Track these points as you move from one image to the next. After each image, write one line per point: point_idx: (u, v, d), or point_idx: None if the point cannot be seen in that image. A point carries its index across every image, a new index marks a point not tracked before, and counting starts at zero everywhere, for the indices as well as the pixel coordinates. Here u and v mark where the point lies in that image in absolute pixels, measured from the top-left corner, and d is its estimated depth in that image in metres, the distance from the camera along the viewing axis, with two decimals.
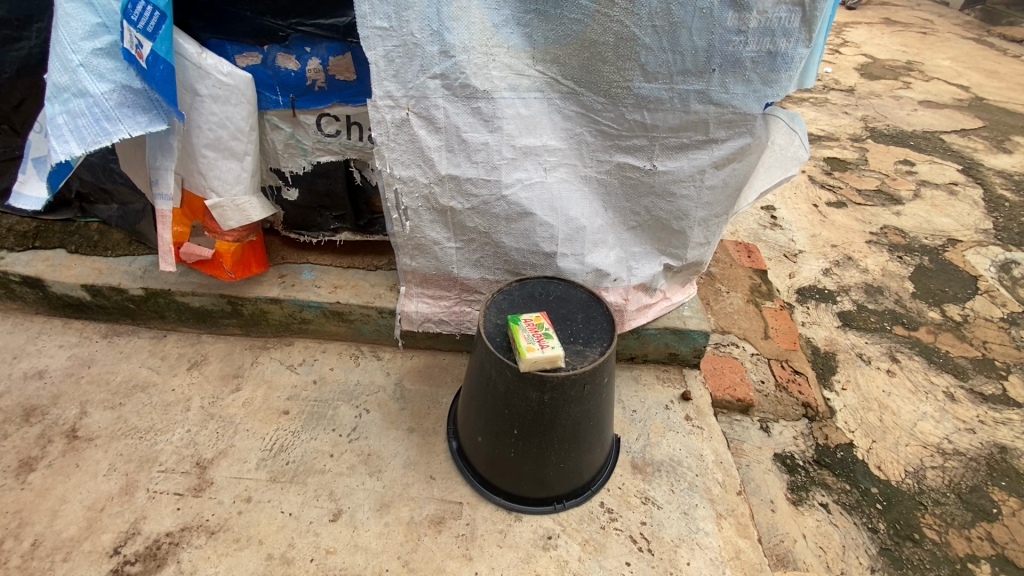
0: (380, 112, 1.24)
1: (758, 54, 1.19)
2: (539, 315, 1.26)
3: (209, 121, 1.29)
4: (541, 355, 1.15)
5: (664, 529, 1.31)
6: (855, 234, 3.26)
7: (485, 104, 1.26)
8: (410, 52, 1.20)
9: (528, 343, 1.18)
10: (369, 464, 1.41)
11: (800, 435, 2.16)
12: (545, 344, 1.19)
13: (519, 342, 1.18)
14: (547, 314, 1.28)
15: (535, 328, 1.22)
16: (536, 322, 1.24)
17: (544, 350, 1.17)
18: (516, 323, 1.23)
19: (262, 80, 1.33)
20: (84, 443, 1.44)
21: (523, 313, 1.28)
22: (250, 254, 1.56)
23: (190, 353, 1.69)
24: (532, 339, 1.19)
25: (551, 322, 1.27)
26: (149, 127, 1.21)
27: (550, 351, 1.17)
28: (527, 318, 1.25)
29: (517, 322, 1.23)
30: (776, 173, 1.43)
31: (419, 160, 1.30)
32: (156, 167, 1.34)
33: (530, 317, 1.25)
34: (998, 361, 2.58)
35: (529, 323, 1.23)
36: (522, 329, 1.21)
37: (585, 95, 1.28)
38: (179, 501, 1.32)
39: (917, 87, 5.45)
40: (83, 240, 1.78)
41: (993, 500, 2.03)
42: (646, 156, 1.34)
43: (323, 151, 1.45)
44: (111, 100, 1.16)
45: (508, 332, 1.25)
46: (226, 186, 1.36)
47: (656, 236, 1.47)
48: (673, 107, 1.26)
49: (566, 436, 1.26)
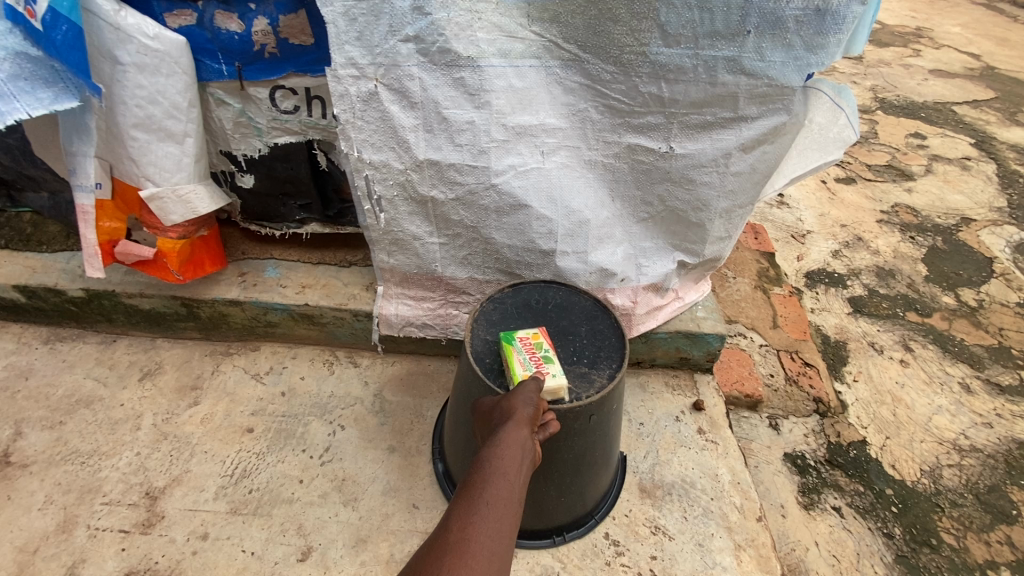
0: (343, 83, 1.03)
1: (803, 11, 0.98)
2: (537, 333, 1.07)
3: (136, 96, 1.07)
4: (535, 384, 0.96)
5: (677, 564, 1.16)
6: (866, 213, 3.07)
7: (471, 74, 1.04)
8: (376, 9, 0.98)
9: (525, 370, 1.00)
10: (344, 491, 1.25)
11: (811, 432, 2.02)
12: (542, 370, 1.00)
13: (514, 370, 1.00)
14: (546, 330, 1.09)
15: (532, 348, 1.04)
16: (533, 341, 1.05)
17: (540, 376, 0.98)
18: (510, 342, 1.04)
19: (199, 44, 1.10)
20: (18, 471, 1.27)
21: (518, 327, 1.09)
22: (202, 252, 1.35)
23: (143, 360, 1.49)
24: (528, 363, 1.01)
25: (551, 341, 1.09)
26: (54, 104, 0.98)
27: (548, 381, 0.99)
28: (522, 336, 1.06)
29: (511, 342, 1.04)
30: (813, 156, 1.22)
31: (392, 141, 1.09)
32: (72, 153, 1.13)
33: (525, 334, 1.07)
34: (1015, 349, 2.44)
35: (525, 342, 1.05)
36: (517, 352, 1.03)
37: (591, 62, 1.06)
38: (125, 541, 1.16)
39: (927, 55, 5.19)
40: (15, 233, 1.56)
41: (1013, 501, 1.91)
42: (663, 137, 1.13)
43: (280, 131, 1.23)
44: (3, 71, 0.94)
45: (500, 352, 1.06)
46: (164, 174, 1.14)
47: (671, 229, 1.28)
48: (697, 78, 1.05)
49: (567, 469, 1.10)
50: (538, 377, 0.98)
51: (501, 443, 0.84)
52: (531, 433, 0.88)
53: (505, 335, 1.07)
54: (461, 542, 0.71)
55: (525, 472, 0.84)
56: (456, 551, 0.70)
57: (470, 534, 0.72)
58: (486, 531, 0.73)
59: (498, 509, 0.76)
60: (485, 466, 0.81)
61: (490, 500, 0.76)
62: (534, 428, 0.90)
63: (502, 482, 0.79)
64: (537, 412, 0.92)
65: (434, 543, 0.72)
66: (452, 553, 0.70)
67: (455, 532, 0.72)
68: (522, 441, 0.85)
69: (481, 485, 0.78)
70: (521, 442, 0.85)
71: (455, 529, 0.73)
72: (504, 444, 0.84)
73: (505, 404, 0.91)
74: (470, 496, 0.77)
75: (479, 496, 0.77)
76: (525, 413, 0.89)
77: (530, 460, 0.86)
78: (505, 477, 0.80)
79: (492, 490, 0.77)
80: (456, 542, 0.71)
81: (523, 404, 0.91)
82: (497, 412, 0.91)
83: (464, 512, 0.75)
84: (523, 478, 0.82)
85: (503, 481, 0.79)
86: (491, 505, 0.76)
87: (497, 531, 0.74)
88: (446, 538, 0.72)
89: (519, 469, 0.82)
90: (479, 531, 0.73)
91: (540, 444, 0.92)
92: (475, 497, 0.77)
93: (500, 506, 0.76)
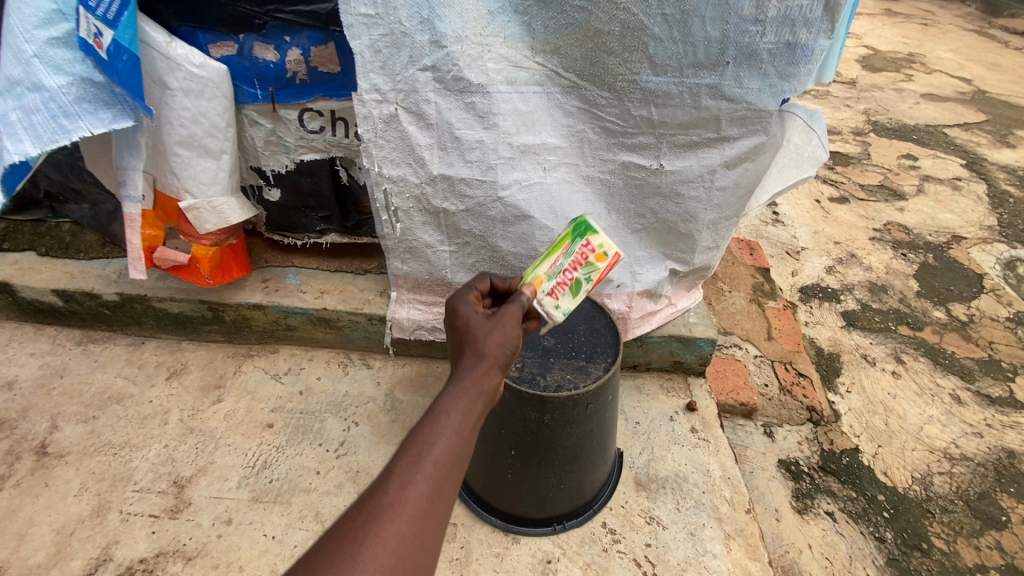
0: (366, 106, 1.15)
1: (776, 45, 1.09)
2: (603, 257, 1.00)
3: (181, 117, 1.19)
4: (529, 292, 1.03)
5: (670, 551, 1.24)
6: (859, 231, 3.18)
7: (480, 99, 1.16)
8: (398, 42, 1.10)
9: (546, 272, 1.04)
10: (358, 482, 1.34)
11: (805, 440, 2.09)
12: (553, 289, 1.02)
13: (542, 262, 1.05)
14: (613, 260, 1.01)
15: (579, 261, 1.01)
16: (592, 256, 1.01)
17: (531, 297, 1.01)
18: (570, 238, 1.03)
19: (238, 71, 1.23)
20: (55, 460, 1.36)
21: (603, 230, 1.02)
22: (231, 259, 1.47)
23: (170, 361, 1.60)
24: (555, 270, 1.03)
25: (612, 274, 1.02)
26: (113, 124, 1.10)
27: (545, 301, 1.02)
28: (588, 244, 1.01)
29: (571, 242, 1.03)
30: (791, 173, 1.33)
31: (409, 158, 1.21)
32: (123, 167, 1.24)
33: (593, 245, 1.01)
34: (1005, 362, 2.52)
35: (579, 253, 1.02)
36: (565, 253, 1.03)
37: (588, 89, 1.18)
38: (154, 524, 1.25)
39: (919, 80, 5.36)
40: (54, 241, 1.68)
41: (1001, 507, 1.97)
42: (653, 155, 1.25)
43: (306, 149, 1.35)
44: (70, 94, 1.05)
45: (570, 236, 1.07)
46: (201, 186, 1.27)
47: (663, 240, 1.39)
48: (683, 102, 1.17)
49: (567, 457, 1.19)
50: (528, 294, 1.01)
51: (460, 396, 0.76)
52: (496, 379, 0.82)
53: (582, 225, 1.03)
54: (398, 505, 0.66)
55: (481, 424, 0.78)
56: (391, 515, 0.65)
57: (409, 496, 0.66)
58: (428, 494, 0.67)
59: (445, 471, 0.70)
60: (440, 416, 0.74)
61: (437, 461, 0.70)
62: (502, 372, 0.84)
63: (454, 440, 0.72)
64: (509, 356, 0.85)
65: (368, 499, 0.66)
66: (386, 515, 0.65)
67: (393, 492, 0.66)
68: (485, 391, 0.79)
69: (433, 442, 0.71)
70: (483, 393, 0.78)
71: (391, 490, 0.66)
72: (463, 396, 0.76)
73: (478, 342, 0.84)
74: (415, 451, 0.70)
75: (425, 455, 0.70)
76: (493, 361, 0.82)
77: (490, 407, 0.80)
78: (458, 435, 0.73)
79: (441, 449, 0.71)
80: (390, 504, 0.65)
81: (497, 346, 0.84)
82: (469, 347, 0.84)
83: (406, 472, 0.68)
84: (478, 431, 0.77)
85: (456, 437, 0.73)
86: (437, 468, 0.69)
87: (437, 496, 0.68)
88: (383, 497, 0.66)
89: (475, 425, 0.76)
90: (419, 494, 0.67)
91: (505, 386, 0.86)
92: (422, 453, 0.70)
93: (449, 468, 0.70)
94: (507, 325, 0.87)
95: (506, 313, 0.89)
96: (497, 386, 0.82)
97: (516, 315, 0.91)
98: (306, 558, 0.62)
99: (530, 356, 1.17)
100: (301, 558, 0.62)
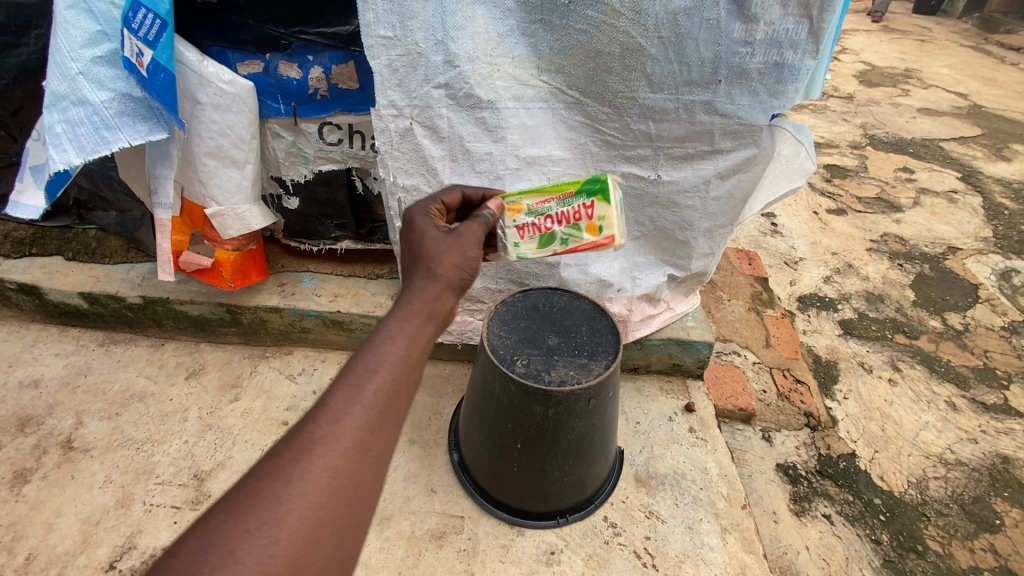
0: (384, 120, 1.24)
1: (764, 65, 1.18)
2: (594, 231, 1.04)
3: (210, 130, 1.28)
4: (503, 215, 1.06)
5: (669, 544, 1.30)
6: (856, 242, 3.25)
7: (490, 114, 1.25)
8: (414, 61, 1.18)
9: (535, 206, 1.06)
10: None
11: (802, 444, 2.12)
12: (526, 227, 1.06)
13: (536, 193, 1.06)
14: (607, 238, 1.03)
15: (570, 220, 1.05)
16: (584, 223, 1.04)
17: (496, 216, 0.99)
18: (577, 192, 1.03)
19: (263, 88, 1.31)
20: (80, 454, 1.43)
21: (612, 205, 1.02)
22: (250, 263, 1.56)
23: (189, 361, 1.67)
24: (541, 210, 1.06)
25: (589, 250, 1.06)
26: (149, 136, 1.19)
27: (511, 231, 1.07)
28: (589, 206, 1.03)
29: (576, 194, 1.03)
30: (782, 184, 1.41)
31: (422, 169, 1.29)
32: (155, 176, 1.32)
33: (594, 210, 1.03)
34: (999, 370, 2.57)
35: (576, 210, 1.04)
36: (564, 200, 1.04)
37: (590, 105, 1.26)
38: (176, 515, 1.31)
39: (916, 95, 5.47)
40: (81, 247, 1.76)
41: (995, 511, 2.00)
42: (651, 166, 1.33)
43: (324, 160, 1.44)
44: (111, 108, 1.14)
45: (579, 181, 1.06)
46: (226, 195, 1.35)
47: (661, 246, 1.46)
48: (679, 117, 1.25)
49: (570, 451, 1.25)
50: (494, 209, 0.99)
51: (405, 324, 0.73)
52: (447, 294, 0.81)
53: (596, 186, 1.01)
54: (332, 436, 0.61)
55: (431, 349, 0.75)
56: (323, 448, 0.61)
57: (345, 427, 0.62)
58: (367, 424, 0.63)
59: (387, 400, 0.66)
60: (383, 341, 0.70)
61: (378, 391, 0.66)
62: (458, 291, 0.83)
63: (398, 365, 0.68)
64: (466, 279, 0.84)
65: (297, 433, 0.62)
66: (318, 449, 0.60)
67: (327, 423, 0.62)
68: (434, 311, 0.77)
69: (374, 369, 0.67)
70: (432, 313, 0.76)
71: (324, 423, 0.62)
72: (410, 321, 0.73)
73: (434, 261, 0.82)
74: (353, 378, 0.66)
75: (364, 385, 0.66)
76: (446, 282, 0.80)
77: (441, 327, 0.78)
78: (402, 363, 0.69)
79: (383, 377, 0.67)
80: (321, 436, 0.61)
81: (454, 267, 0.83)
82: (423, 264, 0.82)
83: (342, 404, 0.64)
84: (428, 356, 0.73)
85: (400, 363, 0.69)
86: (378, 398, 0.65)
87: (378, 427, 0.64)
88: (316, 428, 0.62)
89: (422, 349, 0.72)
90: (357, 425, 0.63)
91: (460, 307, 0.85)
92: (361, 382, 0.66)
93: (392, 396, 0.66)
94: (462, 252, 0.85)
95: (462, 241, 0.86)
96: (449, 303, 0.80)
97: (474, 244, 0.88)
98: (226, 497, 0.57)
99: (534, 353, 1.23)
100: (222, 498, 0.58)
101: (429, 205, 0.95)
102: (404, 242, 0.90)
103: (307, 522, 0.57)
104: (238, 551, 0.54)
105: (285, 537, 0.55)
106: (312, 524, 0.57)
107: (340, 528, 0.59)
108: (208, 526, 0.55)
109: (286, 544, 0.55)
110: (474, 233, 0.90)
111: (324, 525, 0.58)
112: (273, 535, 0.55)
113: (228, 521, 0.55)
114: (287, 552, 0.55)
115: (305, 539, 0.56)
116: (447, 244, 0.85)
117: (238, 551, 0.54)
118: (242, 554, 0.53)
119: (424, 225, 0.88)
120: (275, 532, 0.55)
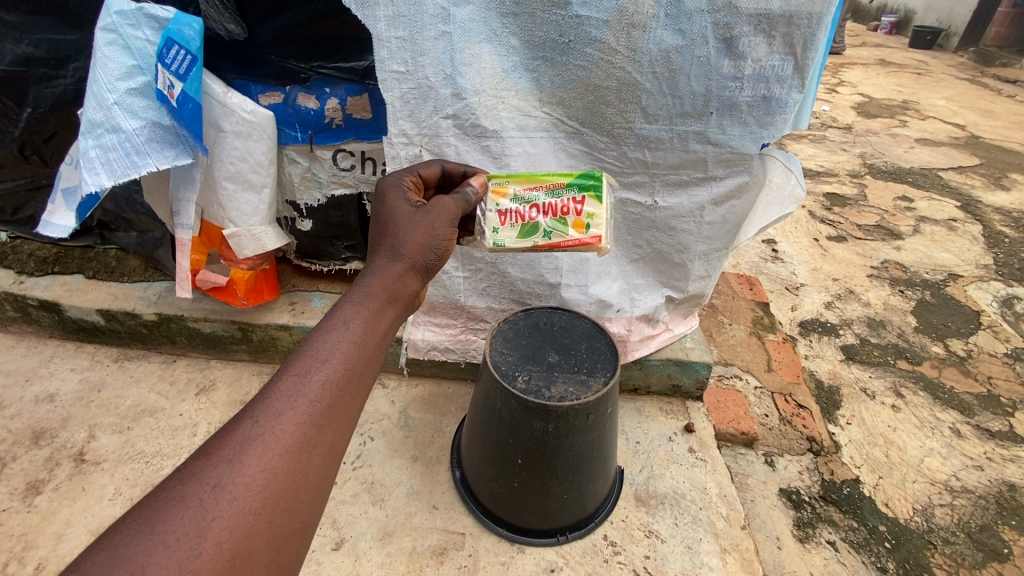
0: (395, 148, 1.32)
1: (753, 98, 1.25)
2: (579, 227, 1.11)
3: (231, 155, 1.35)
4: (487, 197, 1.13)
5: (668, 563, 1.30)
6: (857, 268, 3.29)
7: (495, 142, 1.32)
8: (424, 94, 1.26)
9: (528, 190, 1.13)
10: (373, 492, 1.42)
11: (806, 469, 2.10)
12: (509, 213, 1.13)
13: (532, 179, 1.14)
14: (592, 237, 1.11)
15: (556, 213, 1.12)
16: (571, 219, 1.12)
17: (478, 193, 1.07)
18: (569, 186, 1.12)
19: (283, 117, 1.40)
20: (92, 467, 1.46)
21: (601, 205, 1.11)
22: (262, 282, 1.61)
23: (199, 378, 1.71)
24: (527, 198, 1.13)
25: (572, 247, 1.12)
26: (176, 161, 1.27)
27: (493, 215, 1.13)
28: (579, 201, 1.12)
29: (570, 188, 1.12)
30: (774, 210, 1.47)
31: None
32: (178, 199, 1.40)
33: (585, 205, 1.12)
34: (1004, 397, 2.56)
35: (567, 203, 1.12)
36: (558, 191, 1.12)
37: (589, 134, 1.33)
38: None
39: (914, 126, 5.58)
40: (101, 266, 1.84)
41: (1004, 540, 1.97)
42: (648, 192, 1.40)
43: (337, 184, 1.52)
44: (143, 136, 1.22)
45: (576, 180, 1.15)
46: (244, 217, 1.42)
47: (657, 268, 1.53)
48: (673, 147, 1.33)
49: (570, 467, 1.27)
50: (477, 186, 1.08)
51: (349, 321, 0.78)
52: (407, 272, 0.89)
53: (589, 184, 1.11)
54: (265, 438, 0.66)
55: (384, 341, 0.82)
56: (255, 451, 0.64)
57: (280, 429, 0.67)
58: (306, 423, 0.68)
59: (326, 400, 0.71)
60: (333, 334, 0.76)
61: (314, 393, 0.71)
62: (425, 269, 0.93)
63: (344, 358, 0.75)
64: (435, 263, 0.94)
65: (233, 427, 0.66)
66: (249, 453, 0.64)
67: (261, 425, 0.67)
68: (391, 301, 0.85)
69: (321, 364, 0.73)
70: (388, 304, 0.85)
71: (261, 419, 0.67)
72: (359, 315, 0.80)
73: (404, 240, 0.91)
74: (300, 369, 0.72)
75: (309, 378, 0.72)
76: (406, 268, 0.89)
77: (397, 312, 0.86)
78: (344, 361, 0.75)
79: (329, 370, 0.73)
80: (259, 431, 0.66)
81: (427, 249, 0.92)
82: (394, 241, 0.91)
83: (285, 398, 0.69)
84: (381, 347, 0.80)
85: (347, 356, 0.75)
86: (315, 399, 0.70)
87: (320, 424, 0.69)
88: (248, 430, 0.66)
89: (373, 344, 0.79)
90: (296, 421, 0.68)
91: (423, 287, 0.94)
92: (297, 384, 0.71)
93: (336, 389, 0.72)
94: (421, 237, 0.92)
95: (424, 223, 0.93)
96: (408, 280, 0.89)
97: (442, 225, 0.95)
98: (145, 504, 0.60)
99: (535, 370, 1.27)
100: (140, 504, 0.60)
101: (406, 178, 1.05)
102: (375, 215, 0.99)
103: (234, 531, 0.60)
104: (154, 565, 0.56)
105: (210, 546, 0.59)
106: (241, 533, 0.61)
107: (273, 532, 0.63)
108: (122, 538, 0.57)
109: (210, 557, 0.58)
110: (446, 209, 0.97)
111: (256, 532, 0.62)
112: (195, 549, 0.58)
113: (145, 532, 0.58)
114: (212, 564, 0.58)
115: (233, 550, 0.60)
116: (403, 231, 0.92)
117: (153, 565, 0.56)
118: (158, 569, 0.56)
119: (395, 200, 0.97)
120: (197, 544, 0.58)
